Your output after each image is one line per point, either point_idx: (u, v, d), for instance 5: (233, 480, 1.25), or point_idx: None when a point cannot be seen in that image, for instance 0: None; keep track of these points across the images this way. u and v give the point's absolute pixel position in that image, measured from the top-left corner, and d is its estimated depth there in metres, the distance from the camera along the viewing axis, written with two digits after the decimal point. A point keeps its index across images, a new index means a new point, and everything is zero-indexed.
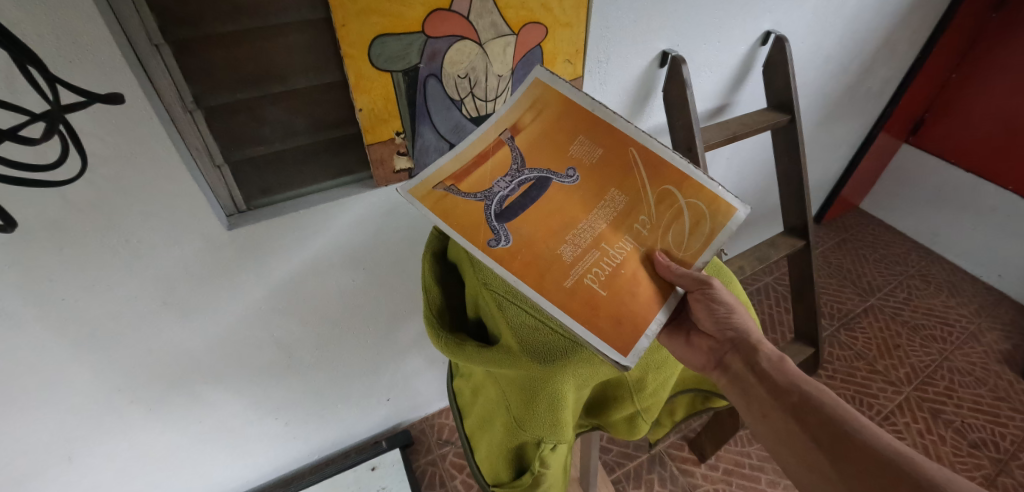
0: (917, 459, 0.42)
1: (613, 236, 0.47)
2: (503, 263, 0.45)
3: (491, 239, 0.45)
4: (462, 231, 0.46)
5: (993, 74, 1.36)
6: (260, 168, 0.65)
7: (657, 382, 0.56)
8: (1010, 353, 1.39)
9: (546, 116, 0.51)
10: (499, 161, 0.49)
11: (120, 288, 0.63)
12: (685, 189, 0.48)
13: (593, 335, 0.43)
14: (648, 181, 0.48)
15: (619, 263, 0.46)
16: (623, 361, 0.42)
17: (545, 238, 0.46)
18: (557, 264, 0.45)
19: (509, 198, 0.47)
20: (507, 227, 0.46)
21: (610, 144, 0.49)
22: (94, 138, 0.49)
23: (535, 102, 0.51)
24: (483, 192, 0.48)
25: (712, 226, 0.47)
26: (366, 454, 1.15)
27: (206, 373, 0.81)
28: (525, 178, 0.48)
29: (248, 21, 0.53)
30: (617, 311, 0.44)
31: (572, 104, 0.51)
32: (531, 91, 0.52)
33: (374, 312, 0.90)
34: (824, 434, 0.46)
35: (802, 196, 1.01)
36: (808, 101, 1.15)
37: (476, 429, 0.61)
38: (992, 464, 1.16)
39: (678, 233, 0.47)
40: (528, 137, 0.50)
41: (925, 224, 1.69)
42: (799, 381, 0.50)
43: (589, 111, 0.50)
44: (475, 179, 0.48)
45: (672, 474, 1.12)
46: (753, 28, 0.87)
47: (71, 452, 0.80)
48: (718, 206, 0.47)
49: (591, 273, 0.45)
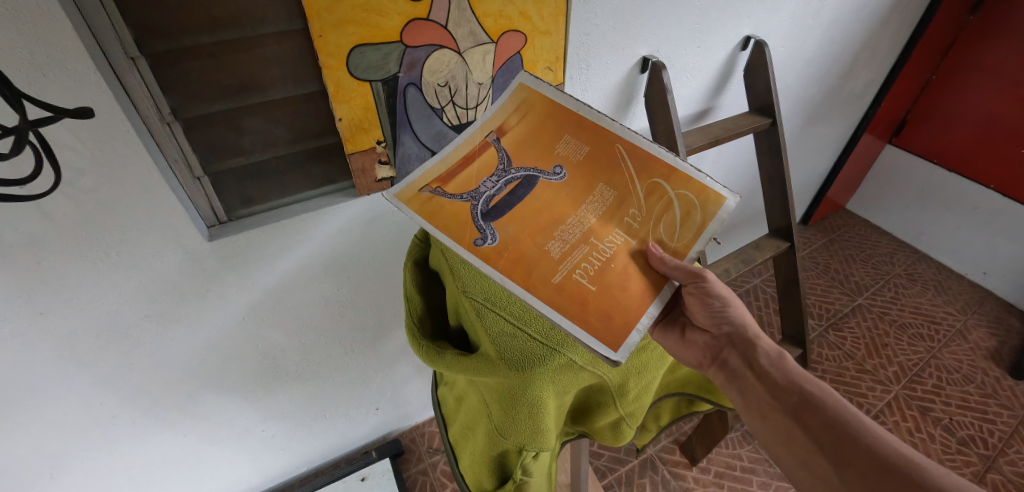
0: (914, 459, 0.42)
1: (601, 230, 0.47)
2: (490, 262, 0.44)
3: (476, 238, 0.45)
4: (448, 231, 0.45)
5: (972, 74, 1.38)
6: (240, 179, 0.65)
7: (639, 387, 0.56)
8: (997, 350, 1.41)
9: (530, 117, 0.51)
10: (484, 162, 0.49)
11: (101, 302, 0.62)
12: (673, 181, 0.48)
13: (582, 330, 0.42)
14: (636, 175, 0.48)
15: (610, 256, 0.46)
16: (612, 355, 0.42)
17: (533, 234, 0.46)
18: (544, 261, 0.45)
19: (496, 198, 0.48)
20: (495, 225, 0.46)
21: (595, 139, 0.50)
22: (69, 153, 0.49)
23: (519, 105, 0.52)
24: (470, 191, 0.48)
25: (702, 216, 0.47)
26: (356, 465, 1.13)
27: (190, 387, 0.80)
28: (511, 177, 0.48)
29: (225, 34, 0.53)
30: (607, 306, 0.44)
31: (556, 106, 0.52)
32: (515, 95, 0.53)
33: (360, 321, 0.89)
34: (825, 434, 0.45)
35: (786, 198, 1.02)
36: (790, 104, 1.17)
37: (459, 437, 0.60)
38: (981, 461, 1.16)
39: (669, 224, 0.47)
40: (514, 138, 0.50)
41: (911, 223, 1.71)
42: (794, 380, 0.50)
43: (574, 111, 0.51)
44: (461, 180, 0.49)
45: (664, 478, 1.12)
46: (732, 33, 0.88)
47: (52, 468, 0.78)
48: (706, 195, 0.47)
49: (579, 269, 0.45)
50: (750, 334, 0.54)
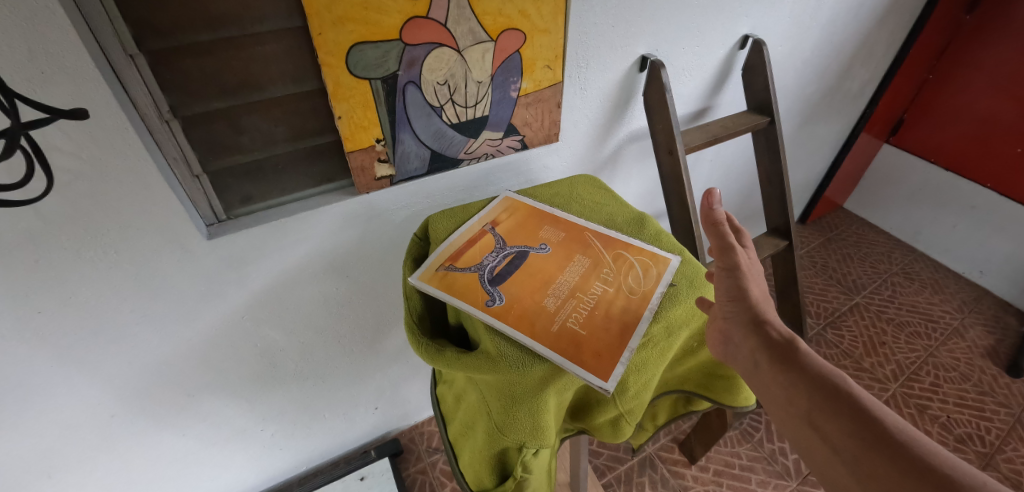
0: (951, 469, 0.37)
1: (584, 285, 0.53)
2: (500, 318, 0.49)
3: (487, 300, 0.51)
4: (463, 297, 0.52)
5: (968, 74, 1.39)
6: (239, 177, 0.65)
7: (639, 383, 0.51)
8: (994, 348, 1.41)
9: (517, 214, 0.64)
10: (484, 244, 0.59)
11: (99, 301, 0.62)
12: (632, 250, 0.57)
13: (577, 366, 0.45)
14: (604, 247, 0.58)
15: (595, 305, 0.51)
16: (605, 385, 0.44)
17: (531, 294, 0.52)
18: (542, 313, 0.50)
19: (497, 268, 0.56)
20: (499, 289, 0.53)
21: (571, 230, 0.61)
22: (67, 151, 0.49)
23: (507, 208, 0.65)
24: (475, 265, 0.56)
25: (659, 270, 0.55)
26: (355, 464, 1.13)
27: (188, 387, 0.80)
28: (508, 252, 0.58)
29: (224, 31, 0.53)
30: (597, 346, 0.47)
31: (536, 209, 0.65)
32: (501, 203, 0.66)
33: (359, 320, 0.89)
34: (851, 437, 0.41)
35: (784, 197, 1.02)
36: (788, 103, 1.17)
37: (459, 435, 0.60)
38: (978, 458, 1.16)
39: (636, 276, 0.54)
40: (506, 227, 0.62)
41: (908, 222, 1.72)
42: (816, 372, 0.45)
43: (551, 212, 0.64)
44: (467, 257, 0.57)
45: (663, 476, 1.12)
46: (731, 32, 0.88)
47: (50, 468, 0.78)
48: (656, 258, 0.56)
49: (572, 317, 0.50)
50: (767, 318, 0.49)
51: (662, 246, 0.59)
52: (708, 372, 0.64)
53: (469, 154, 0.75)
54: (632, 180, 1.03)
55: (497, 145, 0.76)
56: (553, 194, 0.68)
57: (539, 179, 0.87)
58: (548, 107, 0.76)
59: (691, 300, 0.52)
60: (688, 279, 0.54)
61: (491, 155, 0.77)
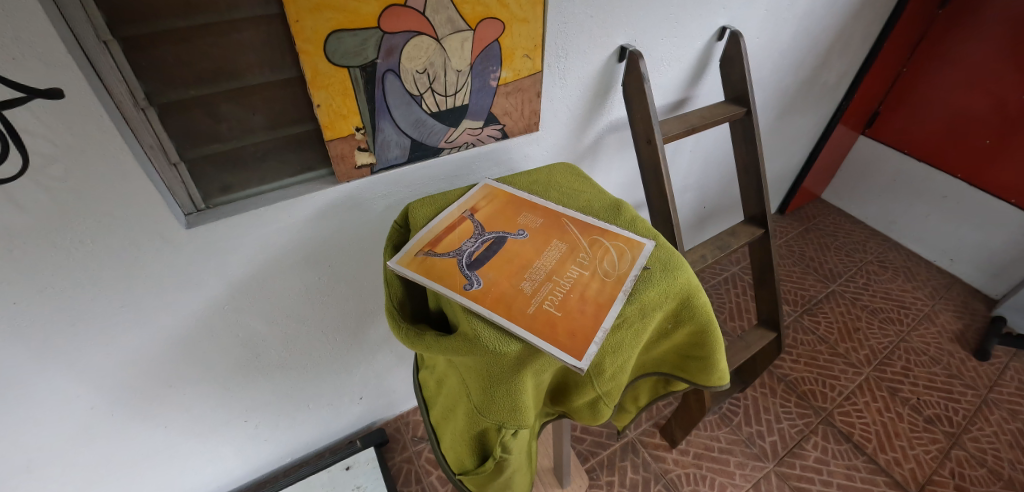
0: None
1: (560, 269, 0.55)
2: (477, 301, 0.50)
3: (465, 284, 0.52)
4: (441, 281, 0.53)
5: (940, 67, 1.43)
6: (217, 166, 0.64)
7: (615, 364, 0.53)
8: (962, 333, 1.46)
9: (496, 201, 0.65)
10: (464, 229, 0.60)
11: (76, 289, 0.61)
12: (607, 236, 0.58)
13: (552, 347, 0.46)
14: (581, 234, 0.59)
15: (570, 287, 0.52)
16: (578, 364, 0.45)
17: (508, 278, 0.53)
18: (519, 296, 0.51)
19: (476, 253, 0.57)
20: (477, 273, 0.54)
21: (548, 217, 0.62)
22: (41, 135, 0.48)
23: (486, 195, 0.66)
24: (454, 250, 0.57)
25: (633, 254, 0.56)
26: (341, 454, 1.14)
27: (170, 376, 0.80)
28: (486, 238, 0.59)
29: (200, 19, 0.53)
30: (573, 327, 0.48)
31: (514, 196, 0.66)
32: (482, 190, 0.67)
33: (342, 309, 0.90)
34: None
35: (759, 187, 1.03)
36: (765, 96, 1.20)
37: (441, 419, 0.62)
38: (946, 438, 1.20)
39: (611, 261, 0.55)
40: (484, 214, 0.63)
41: (882, 212, 1.77)
42: None
43: (529, 200, 0.65)
44: (446, 243, 0.58)
45: (644, 460, 1.15)
46: (708, 24, 0.90)
47: (30, 460, 0.77)
48: (631, 244, 0.57)
49: (548, 300, 0.51)
50: None
51: (638, 232, 0.60)
52: (683, 354, 0.65)
53: (449, 143, 0.75)
54: (612, 169, 1.05)
55: (477, 134, 0.77)
56: (532, 182, 0.69)
57: (520, 168, 0.88)
58: (527, 97, 0.77)
59: (666, 282, 0.53)
60: (662, 263, 0.55)
61: (470, 144, 0.78)
